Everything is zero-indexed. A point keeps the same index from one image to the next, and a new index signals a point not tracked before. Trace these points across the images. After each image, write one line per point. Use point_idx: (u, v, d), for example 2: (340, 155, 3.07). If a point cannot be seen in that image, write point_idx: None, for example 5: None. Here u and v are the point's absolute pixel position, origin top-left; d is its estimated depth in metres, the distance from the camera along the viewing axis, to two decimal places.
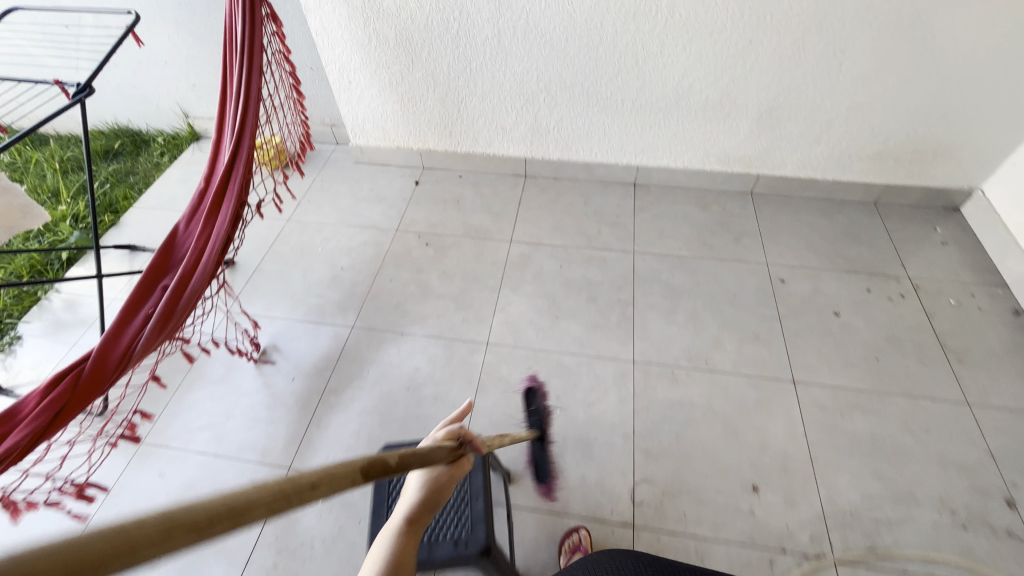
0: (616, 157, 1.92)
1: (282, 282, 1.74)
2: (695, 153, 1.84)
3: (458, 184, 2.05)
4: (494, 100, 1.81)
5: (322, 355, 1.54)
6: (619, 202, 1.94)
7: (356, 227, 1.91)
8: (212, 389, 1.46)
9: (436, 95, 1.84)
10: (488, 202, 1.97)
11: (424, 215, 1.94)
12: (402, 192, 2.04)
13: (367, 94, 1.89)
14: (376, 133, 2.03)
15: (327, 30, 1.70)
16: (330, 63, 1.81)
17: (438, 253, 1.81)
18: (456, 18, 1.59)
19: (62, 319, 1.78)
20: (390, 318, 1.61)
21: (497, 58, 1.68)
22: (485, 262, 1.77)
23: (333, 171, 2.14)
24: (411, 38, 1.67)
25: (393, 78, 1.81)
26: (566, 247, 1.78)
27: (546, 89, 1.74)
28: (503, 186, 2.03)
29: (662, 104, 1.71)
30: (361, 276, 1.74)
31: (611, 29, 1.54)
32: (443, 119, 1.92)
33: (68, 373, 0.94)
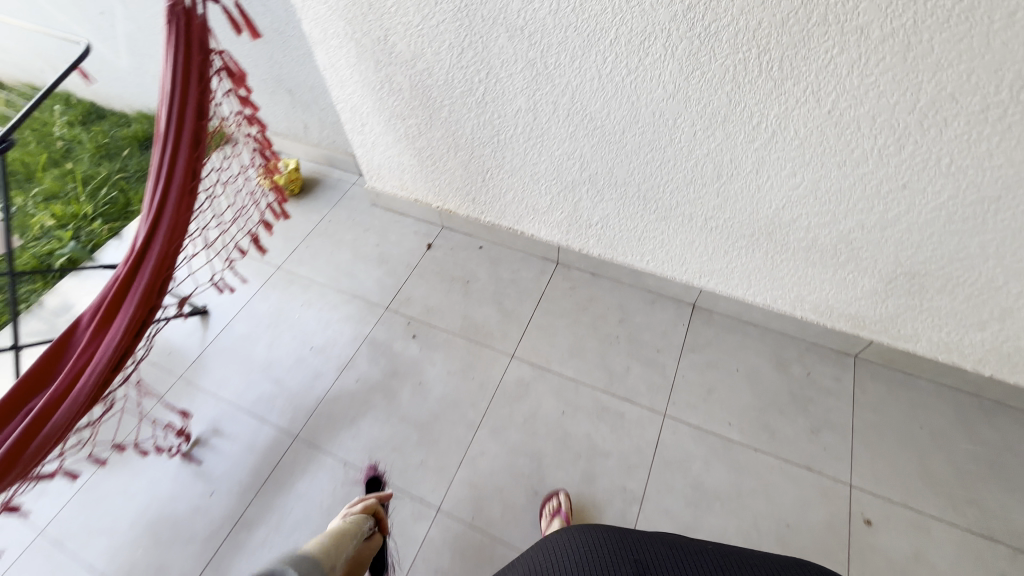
0: (673, 270, 1.46)
1: (245, 352, 1.53)
2: (782, 294, 1.34)
3: (476, 258, 1.70)
4: (526, 177, 1.42)
5: (253, 467, 1.32)
6: (665, 328, 1.49)
7: (344, 294, 1.64)
8: (129, 482, 1.30)
9: (458, 159, 1.48)
10: (502, 292, 1.61)
11: (423, 295, 1.62)
12: (409, 254, 1.73)
13: (383, 142, 1.57)
14: (392, 181, 1.72)
15: (336, 66, 1.38)
16: (342, 102, 1.50)
17: (423, 352, 1.49)
18: (482, 80, 1.20)
19: (52, 327, 1.72)
20: (340, 436, 1.35)
21: (532, 135, 1.27)
22: (473, 380, 1.42)
23: (345, 212, 1.88)
24: (429, 93, 1.31)
25: (409, 131, 1.47)
26: (577, 384, 1.39)
27: (590, 180, 1.31)
28: (526, 272, 1.65)
29: (745, 230, 1.22)
30: (329, 365, 1.48)
31: (686, 130, 1.07)
32: (466, 185, 1.57)
33: None
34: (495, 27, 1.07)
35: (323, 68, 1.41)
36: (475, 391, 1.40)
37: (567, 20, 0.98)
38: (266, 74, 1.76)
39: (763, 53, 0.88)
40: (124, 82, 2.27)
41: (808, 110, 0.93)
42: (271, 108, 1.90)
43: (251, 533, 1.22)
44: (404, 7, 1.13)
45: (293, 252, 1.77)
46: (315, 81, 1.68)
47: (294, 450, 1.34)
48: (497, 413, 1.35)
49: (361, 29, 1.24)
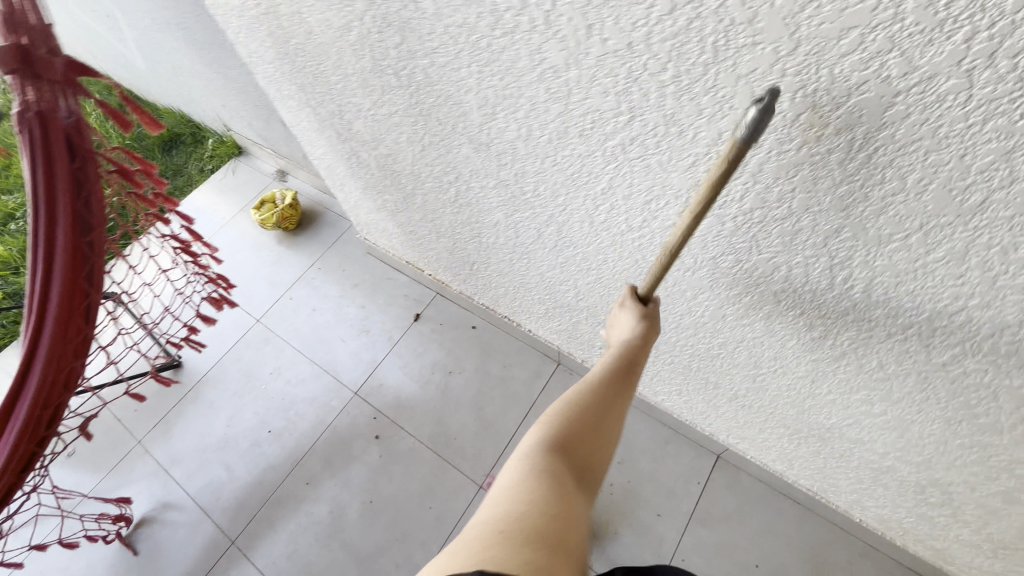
0: (692, 417, 1.14)
1: (206, 422, 1.43)
2: (834, 491, 0.99)
3: (465, 342, 1.46)
4: (516, 283, 1.13)
5: (187, 569, 1.23)
6: (674, 483, 1.19)
7: (316, 367, 1.48)
8: (66, 560, 1.26)
9: (442, 243, 1.21)
10: (487, 394, 1.36)
11: (398, 382, 1.42)
12: (394, 325, 1.52)
13: (365, 206, 1.33)
14: (382, 240, 1.49)
15: (301, 126, 1.14)
16: (316, 160, 1.27)
17: (383, 459, 1.31)
18: (453, 181, 0.90)
19: None
20: (278, 550, 1.22)
21: (517, 250, 0.97)
22: (430, 509, 1.22)
23: (337, 258, 1.69)
24: (399, 178, 1.04)
25: (387, 204, 1.22)
26: None
27: (589, 311, 1.00)
28: (519, 371, 1.38)
29: (791, 422, 0.87)
30: (283, 456, 1.34)
31: (709, 308, 0.74)
32: (455, 267, 1.30)
33: None
34: (456, 134, 0.77)
35: (290, 125, 1.18)
36: (429, 525, 1.20)
37: (543, 152, 0.67)
38: (257, 101, 1.55)
39: (838, 265, 0.52)
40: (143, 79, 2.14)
41: (906, 350, 0.56)
42: (270, 132, 1.71)
43: None
44: (351, 88, 0.85)
45: (275, 303, 1.62)
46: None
47: (228, 557, 1.23)
48: None
49: (314, 100, 0.98)
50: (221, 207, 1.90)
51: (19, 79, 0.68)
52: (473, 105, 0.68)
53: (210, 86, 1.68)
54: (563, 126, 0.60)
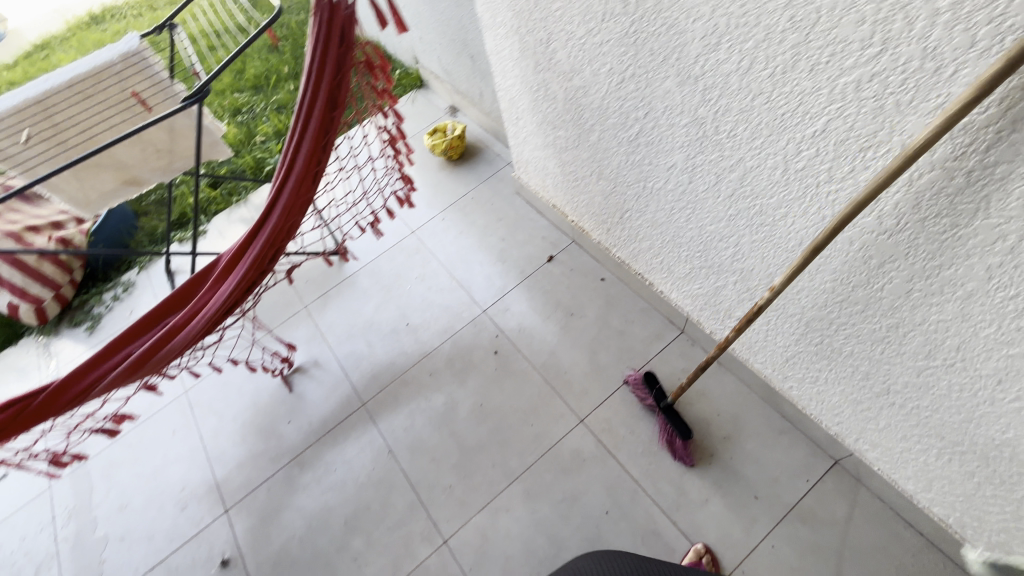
0: (820, 412, 1.09)
1: (357, 305, 1.66)
2: (974, 525, 0.90)
3: (592, 290, 1.51)
4: (667, 236, 1.15)
5: (324, 415, 1.47)
6: (780, 473, 1.15)
7: (454, 282, 1.64)
8: (243, 381, 1.58)
9: (599, 187, 1.27)
10: (604, 342, 1.41)
11: (523, 312, 1.52)
12: (529, 261, 1.62)
13: (534, 141, 1.42)
14: (536, 180, 1.58)
15: (500, 55, 1.25)
16: (502, 90, 1.38)
17: (497, 372, 1.43)
18: (641, 117, 0.94)
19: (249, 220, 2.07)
20: (397, 422, 1.41)
21: (684, 198, 0.99)
22: (531, 427, 1.32)
23: (488, 192, 1.82)
24: (583, 113, 1.10)
25: (557, 141, 1.30)
26: (636, 488, 1.19)
27: (741, 274, 1.00)
28: (640, 328, 1.41)
29: (948, 433, 0.81)
30: (414, 348, 1.53)
31: (893, 281, 0.71)
32: (604, 214, 1.35)
33: (23, 399, 1.03)
34: (665, 66, 0.80)
35: (489, 52, 1.29)
36: (527, 440, 1.30)
37: (758, 88, 0.68)
38: (454, 35, 1.71)
39: None
40: None
41: None
42: (456, 66, 1.87)
43: (302, 473, 1.39)
44: (569, 15, 0.92)
45: (429, 220, 1.81)
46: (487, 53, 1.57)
47: (358, 415, 1.45)
48: (538, 476, 1.25)
49: (526, 26, 1.07)
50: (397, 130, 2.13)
51: None
52: (697, 35, 0.71)
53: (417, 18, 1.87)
54: (794, 58, 0.61)
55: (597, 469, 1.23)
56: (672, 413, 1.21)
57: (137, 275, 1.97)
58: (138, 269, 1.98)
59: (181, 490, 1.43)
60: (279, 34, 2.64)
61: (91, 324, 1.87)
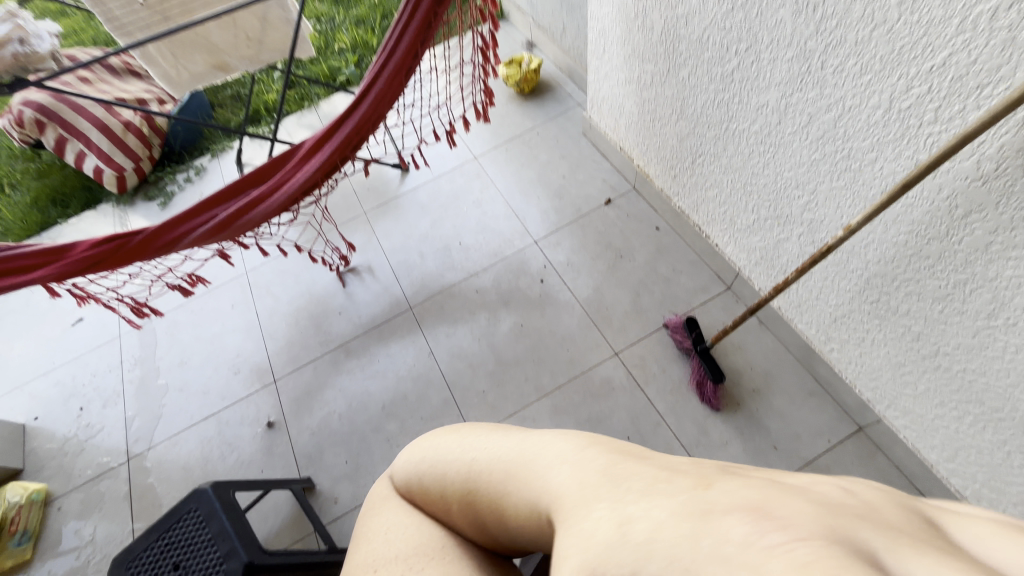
0: (855, 377, 1.12)
1: (414, 218, 1.73)
2: (993, 498, 0.93)
3: (645, 237, 1.53)
4: (739, 183, 1.16)
5: (372, 312, 1.56)
6: (803, 430, 1.19)
7: (510, 210, 1.68)
8: (301, 271, 1.68)
9: (677, 128, 1.27)
10: (649, 286, 1.45)
11: (573, 247, 1.56)
12: (586, 200, 1.64)
13: (616, 76, 1.42)
14: (608, 120, 1.59)
15: None
16: (595, 18, 1.37)
17: (541, 299, 1.48)
18: (742, 50, 0.94)
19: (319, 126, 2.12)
20: (440, 329, 1.48)
21: (767, 140, 1.00)
22: (567, 351, 1.38)
23: (555, 129, 1.83)
24: (679, 46, 1.10)
25: (642, 77, 1.30)
26: (660, 422, 1.25)
27: (809, 225, 1.01)
28: (687, 279, 1.44)
29: (989, 398, 0.83)
30: (464, 265, 1.59)
31: (974, 234, 0.72)
32: (674, 159, 1.36)
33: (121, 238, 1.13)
34: None
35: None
36: (561, 363, 1.37)
37: (883, 15, 0.69)
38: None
39: None
40: None
41: None
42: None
43: (347, 360, 1.49)
44: None
45: (492, 149, 1.84)
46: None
47: (403, 317, 1.53)
48: (568, 396, 1.32)
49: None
50: None
51: None
52: None
53: None
54: None
55: (625, 400, 1.29)
56: (708, 358, 1.24)
57: (209, 161, 2.07)
58: (211, 157, 2.08)
59: (235, 357, 1.55)
60: None
61: (164, 200, 1.98)
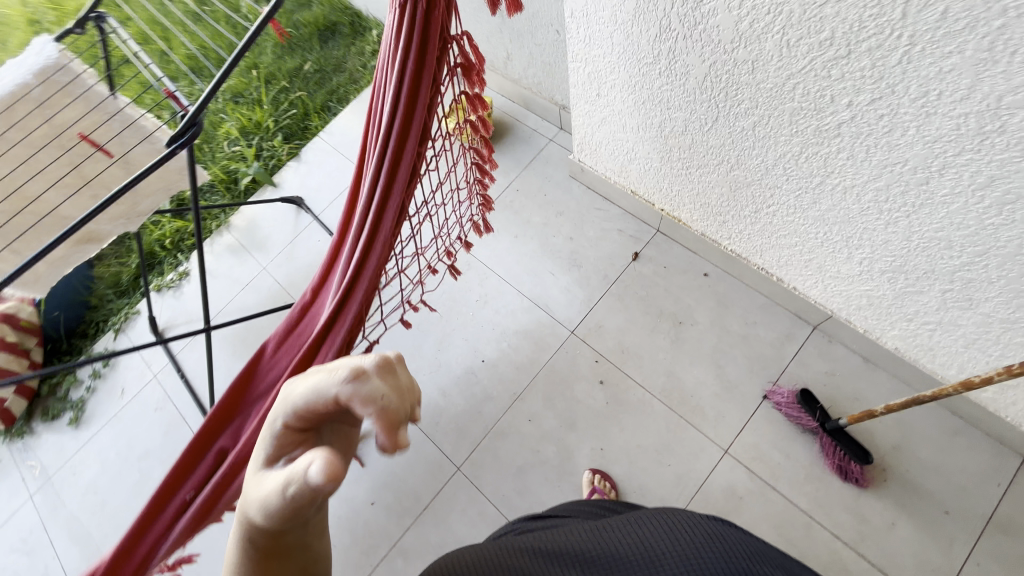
0: (1017, 415, 0.96)
1: (413, 344, 1.38)
2: None
3: (696, 289, 1.29)
4: (837, 236, 0.92)
5: (412, 485, 1.23)
6: (966, 479, 1.03)
7: (524, 298, 1.37)
8: None
9: (728, 177, 1.01)
10: (726, 350, 1.22)
11: (619, 325, 1.30)
12: (610, 262, 1.37)
13: (620, 119, 1.12)
14: (610, 164, 1.30)
15: (591, 18, 0.93)
16: (578, 58, 1.06)
17: (610, 408, 1.22)
18: (866, 101, 0.68)
19: (244, 248, 1.66)
20: (506, 485, 1.19)
21: (901, 200, 0.77)
22: (669, 466, 1.14)
23: (534, 178, 1.52)
24: (740, 94, 0.82)
25: (668, 123, 1.01)
26: (811, 522, 1.05)
27: (967, 285, 0.80)
28: (765, 330, 1.22)
29: None
30: (499, 389, 1.29)
31: None
32: (724, 206, 1.10)
33: None
34: (968, 37, 0.55)
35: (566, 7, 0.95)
36: (669, 484, 1.13)
37: None
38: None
39: None
40: None
41: None
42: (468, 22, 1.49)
43: (407, 566, 1.16)
44: None
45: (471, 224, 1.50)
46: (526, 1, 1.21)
47: (454, 483, 1.22)
48: None
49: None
50: None
51: None
52: None
53: None
54: None
55: (761, 507, 1.08)
56: (842, 436, 1.06)
57: (114, 340, 1.58)
58: (114, 334, 1.59)
59: None
60: None
61: (74, 414, 1.50)
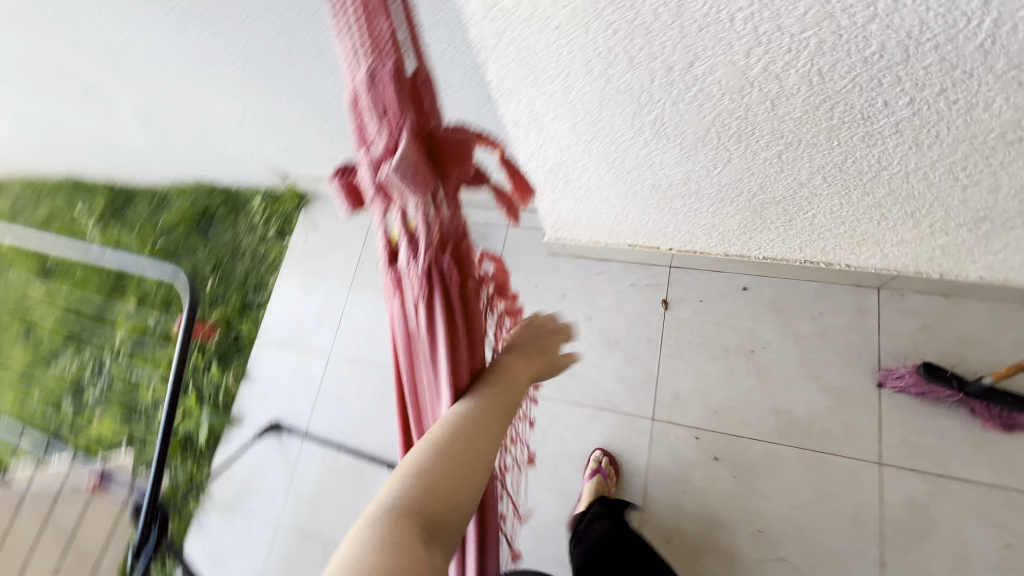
0: None
1: None
2: None
3: (745, 308, 1.17)
4: (901, 213, 0.82)
5: None
6: None
7: (582, 407, 1.19)
8: None
9: (752, 202, 0.89)
10: (813, 356, 1.10)
11: (695, 385, 1.15)
12: (644, 323, 1.22)
13: (601, 195, 0.98)
14: (597, 232, 1.15)
15: (542, 120, 0.77)
16: (531, 160, 0.90)
17: (741, 480, 1.06)
18: (936, 94, 0.57)
19: (238, 519, 1.34)
20: None
21: (984, 165, 0.67)
22: (840, 512, 0.99)
23: (515, 274, 1.35)
24: (759, 132, 0.70)
25: (665, 180, 0.88)
26: (1007, 493, 0.95)
27: None
28: (835, 316, 1.12)
29: None
30: None
31: None
32: (750, 226, 0.98)
33: None
34: None
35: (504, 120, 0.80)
36: (851, 531, 0.98)
37: None
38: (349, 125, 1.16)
39: None
40: (138, 159, 1.67)
41: None
42: None
43: None
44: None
45: None
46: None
47: None
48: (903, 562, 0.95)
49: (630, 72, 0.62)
50: (330, 273, 1.52)
51: (426, 205, 0.45)
52: None
53: (266, 126, 1.24)
54: None
55: (952, 503, 0.96)
56: (994, 395, 0.95)
57: None
58: None
59: None
60: (49, 258, 1.78)
61: None
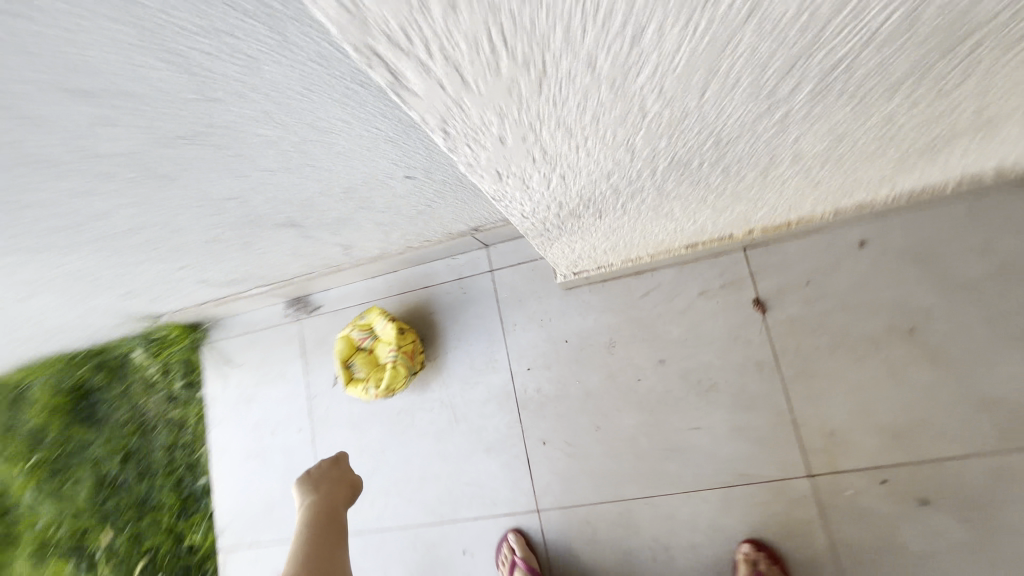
0: None
1: None
2: None
3: (876, 271, 0.79)
4: None
5: None
6: None
7: (704, 492, 0.82)
8: None
9: (944, 138, 0.48)
10: (1002, 307, 0.74)
11: (852, 407, 0.78)
12: (741, 342, 0.83)
13: (655, 212, 0.56)
14: (640, 249, 0.74)
15: (556, 154, 0.35)
16: (532, 204, 0.47)
17: (972, 521, 0.72)
18: None
19: None
20: None
21: None
22: None
23: (531, 334, 0.93)
24: None
25: (792, 158, 0.46)
26: None
27: None
28: (1012, 237, 0.75)
29: None
30: None
31: None
32: (908, 169, 0.58)
33: None
34: None
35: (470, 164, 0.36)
36: None
37: None
38: (191, 237, 0.67)
39: None
40: None
41: None
42: (248, 263, 0.82)
43: None
44: None
45: (528, 470, 0.90)
46: (320, 192, 0.59)
47: None
48: None
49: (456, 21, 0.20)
50: (277, 420, 1.07)
51: None
52: None
53: (63, 288, 0.73)
54: None
55: None
56: None
57: None
58: None
59: None
60: None
61: None
